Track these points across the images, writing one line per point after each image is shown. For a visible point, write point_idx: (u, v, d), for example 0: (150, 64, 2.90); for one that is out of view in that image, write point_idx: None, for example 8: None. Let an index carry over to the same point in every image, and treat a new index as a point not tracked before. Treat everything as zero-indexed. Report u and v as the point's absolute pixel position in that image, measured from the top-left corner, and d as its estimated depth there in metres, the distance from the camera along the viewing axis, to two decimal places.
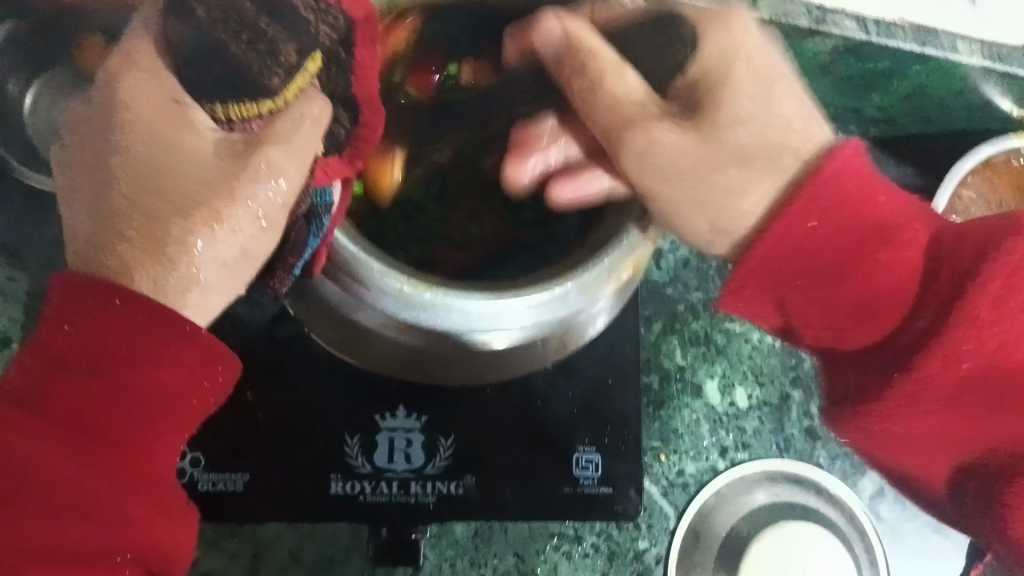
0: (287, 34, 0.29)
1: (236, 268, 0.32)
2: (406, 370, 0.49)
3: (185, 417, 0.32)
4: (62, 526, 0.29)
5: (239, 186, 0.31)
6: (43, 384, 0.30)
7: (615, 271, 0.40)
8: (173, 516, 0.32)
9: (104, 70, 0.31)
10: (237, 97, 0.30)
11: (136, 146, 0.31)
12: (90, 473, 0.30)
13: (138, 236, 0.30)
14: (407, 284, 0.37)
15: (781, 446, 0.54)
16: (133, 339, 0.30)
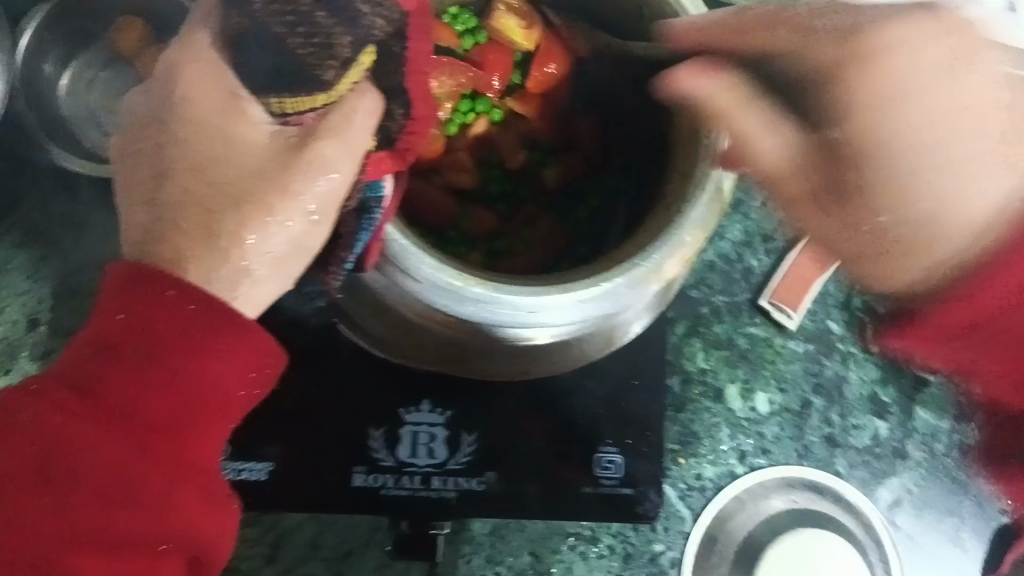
0: (343, 28, 0.29)
1: (284, 260, 0.32)
2: (454, 361, 0.49)
3: (232, 410, 0.33)
4: (110, 513, 0.30)
5: (293, 182, 0.31)
6: (96, 369, 0.30)
7: (667, 268, 0.39)
8: (209, 506, 0.32)
9: (164, 60, 0.32)
10: (292, 91, 0.31)
11: (194, 137, 0.31)
12: (138, 461, 0.30)
13: (191, 228, 0.31)
14: (458, 278, 0.36)
15: (801, 452, 0.54)
16: (180, 329, 0.30)
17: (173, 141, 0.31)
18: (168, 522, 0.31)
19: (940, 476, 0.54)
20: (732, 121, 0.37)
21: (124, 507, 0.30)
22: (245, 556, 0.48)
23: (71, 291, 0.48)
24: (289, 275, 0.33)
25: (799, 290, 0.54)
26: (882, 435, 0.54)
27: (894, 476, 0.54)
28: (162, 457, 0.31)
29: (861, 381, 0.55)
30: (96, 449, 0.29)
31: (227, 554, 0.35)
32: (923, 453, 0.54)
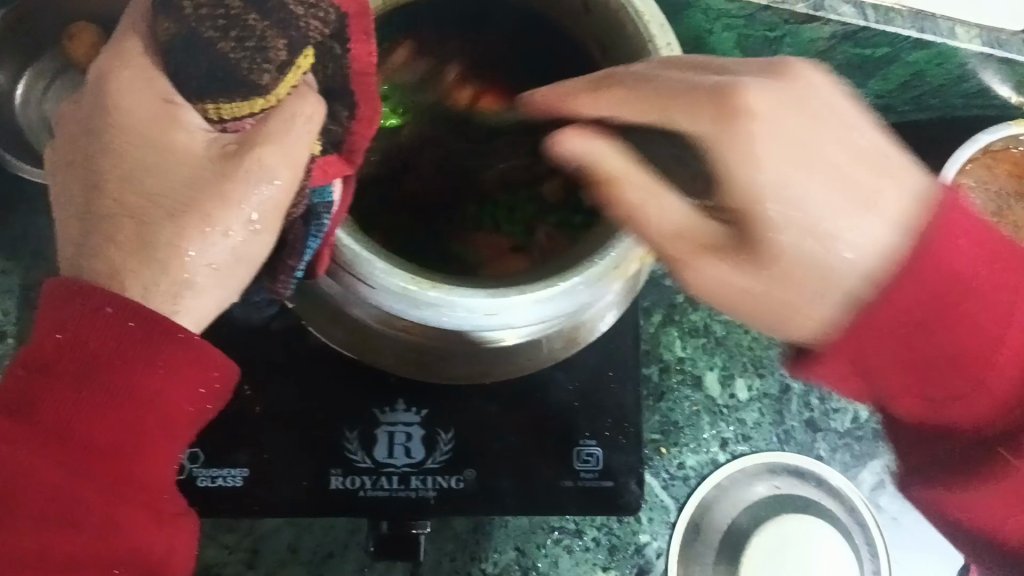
0: (276, 29, 0.29)
1: (227, 273, 0.31)
2: (407, 365, 0.48)
3: (178, 425, 0.32)
4: (54, 540, 0.29)
5: (231, 189, 0.30)
6: (30, 392, 0.29)
7: (627, 262, 0.38)
8: (167, 523, 0.32)
9: (94, 70, 0.31)
10: (226, 95, 0.29)
11: (127, 148, 0.30)
12: (80, 483, 0.29)
13: (128, 242, 0.30)
14: (412, 282, 0.36)
15: (781, 437, 0.54)
16: (120, 345, 0.30)
17: (105, 154, 0.30)
18: (118, 545, 0.30)
19: None
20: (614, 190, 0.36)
21: (72, 526, 0.29)
22: (225, 563, 0.48)
23: (33, 300, 0.49)
24: (234, 288, 0.32)
25: None
26: (862, 417, 0.54)
27: (875, 458, 0.54)
28: (107, 477, 0.30)
29: None
30: (35, 474, 0.29)
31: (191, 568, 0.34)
32: None
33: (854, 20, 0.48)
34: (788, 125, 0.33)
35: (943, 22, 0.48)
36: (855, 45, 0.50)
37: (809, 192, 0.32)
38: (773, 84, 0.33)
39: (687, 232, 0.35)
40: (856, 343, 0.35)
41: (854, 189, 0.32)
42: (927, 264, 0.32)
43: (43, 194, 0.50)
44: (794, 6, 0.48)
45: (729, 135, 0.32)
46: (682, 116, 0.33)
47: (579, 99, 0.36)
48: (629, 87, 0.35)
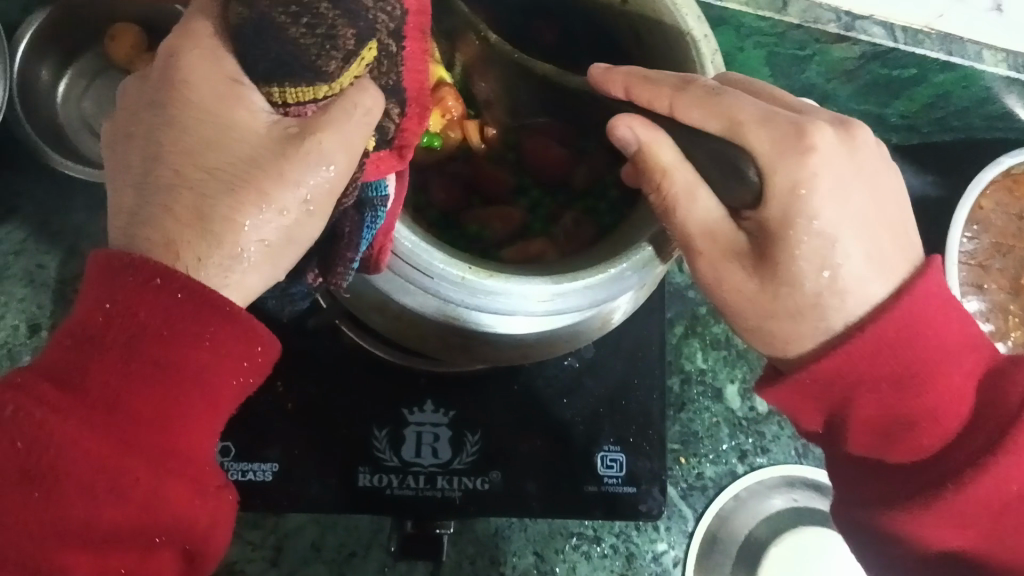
0: (345, 19, 0.30)
1: (275, 251, 0.32)
2: (457, 355, 0.45)
3: (220, 398, 0.32)
4: (100, 506, 0.30)
5: (290, 168, 0.31)
6: (79, 360, 0.30)
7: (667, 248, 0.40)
8: (212, 496, 0.33)
9: (162, 49, 0.32)
10: (293, 79, 0.31)
11: (191, 122, 0.31)
12: (125, 453, 0.30)
13: (185, 214, 0.30)
14: (468, 272, 0.37)
15: (800, 451, 0.55)
16: (168, 320, 0.30)
17: (169, 125, 0.31)
18: (159, 512, 0.31)
19: None
20: (667, 182, 0.36)
21: (113, 497, 0.30)
22: (249, 560, 0.48)
23: (68, 293, 0.50)
24: (280, 266, 0.32)
25: None
26: None
27: None
28: (152, 447, 0.30)
29: None
30: (81, 444, 0.29)
31: (226, 540, 0.35)
32: None
33: (884, 42, 0.49)
34: (844, 173, 0.34)
35: (970, 46, 0.50)
36: (883, 65, 0.52)
37: (868, 241, 0.35)
38: (839, 139, 0.35)
39: (718, 234, 0.36)
40: (851, 369, 0.35)
41: (884, 240, 0.35)
42: (899, 319, 0.35)
43: (83, 191, 0.52)
44: (827, 27, 0.48)
45: (791, 161, 0.34)
46: (756, 135, 0.34)
47: (666, 97, 0.35)
48: (713, 99, 0.34)
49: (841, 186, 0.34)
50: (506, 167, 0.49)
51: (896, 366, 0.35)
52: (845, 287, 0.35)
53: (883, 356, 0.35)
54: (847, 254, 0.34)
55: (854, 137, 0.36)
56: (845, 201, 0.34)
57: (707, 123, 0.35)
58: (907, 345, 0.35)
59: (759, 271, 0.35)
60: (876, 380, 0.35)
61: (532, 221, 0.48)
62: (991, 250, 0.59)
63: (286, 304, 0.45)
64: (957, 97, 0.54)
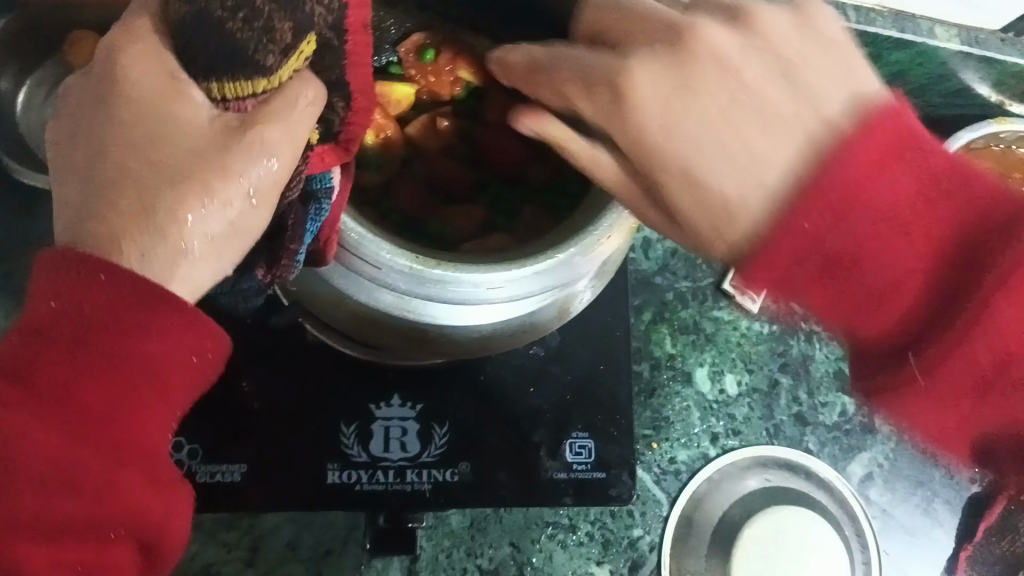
0: (282, 12, 0.30)
1: (220, 243, 0.32)
2: (415, 349, 0.45)
3: (172, 389, 0.32)
4: (53, 497, 0.29)
5: (233, 160, 0.31)
6: (25, 357, 0.29)
7: (616, 236, 0.40)
8: (164, 490, 0.32)
9: (101, 49, 0.32)
10: (231, 75, 0.31)
11: (134, 119, 0.31)
12: (79, 444, 0.29)
13: (129, 206, 0.30)
14: (417, 262, 0.38)
15: (771, 431, 0.56)
16: (116, 310, 0.30)
17: (111, 123, 0.31)
18: (117, 505, 0.30)
19: (908, 449, 0.57)
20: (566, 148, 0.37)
21: (68, 490, 0.29)
22: (226, 562, 0.48)
23: None
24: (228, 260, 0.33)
25: None
26: (851, 411, 0.57)
27: (864, 451, 0.56)
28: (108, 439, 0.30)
29: (826, 359, 0.58)
30: (29, 439, 0.29)
31: (182, 539, 0.34)
32: (892, 428, 0.57)
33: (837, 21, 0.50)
34: (663, 92, 0.34)
35: (922, 22, 0.51)
36: None
37: (767, 156, 0.33)
38: (652, 64, 0.34)
39: (610, 178, 0.37)
40: (792, 253, 0.33)
41: (761, 151, 0.33)
42: (835, 180, 0.32)
43: None
44: None
45: (608, 102, 0.34)
46: (581, 102, 0.35)
47: (523, 79, 0.38)
48: (539, 70, 0.37)
49: (688, 113, 0.34)
50: (462, 162, 0.49)
51: (834, 236, 0.32)
52: (727, 194, 0.34)
53: (838, 226, 0.32)
54: (724, 175, 0.34)
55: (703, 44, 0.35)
56: (716, 125, 0.34)
57: (546, 96, 0.37)
58: (832, 204, 0.32)
59: (658, 208, 0.36)
60: (813, 252, 0.33)
61: (495, 215, 0.48)
62: None
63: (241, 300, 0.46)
64: (913, 74, 0.55)
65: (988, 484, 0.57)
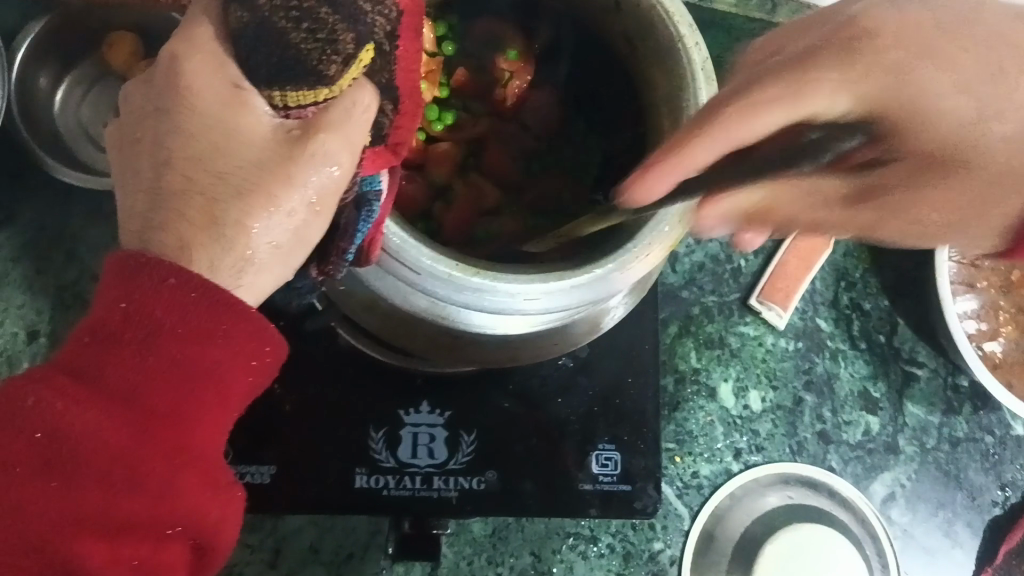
0: (345, 23, 0.29)
1: (284, 251, 0.32)
2: (449, 358, 0.46)
3: (231, 393, 0.32)
4: (118, 497, 0.30)
5: (296, 171, 0.31)
6: (95, 355, 0.30)
7: (653, 255, 0.40)
8: (218, 492, 0.32)
9: (163, 54, 0.31)
10: (295, 83, 0.30)
11: (198, 130, 0.31)
12: (142, 445, 0.30)
13: (197, 219, 0.30)
14: (456, 269, 0.38)
15: (794, 448, 0.56)
16: (182, 315, 0.30)
17: (176, 132, 0.31)
18: (174, 504, 0.31)
19: (931, 469, 0.57)
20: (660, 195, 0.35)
21: (132, 489, 0.30)
22: (248, 563, 0.48)
23: (67, 299, 0.51)
24: (291, 265, 0.33)
25: (788, 289, 0.57)
26: (874, 430, 0.57)
27: (887, 470, 0.57)
28: (169, 442, 0.30)
29: (851, 377, 0.58)
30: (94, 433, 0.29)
31: (234, 535, 0.35)
32: (914, 447, 0.57)
33: None
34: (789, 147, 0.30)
35: None
36: None
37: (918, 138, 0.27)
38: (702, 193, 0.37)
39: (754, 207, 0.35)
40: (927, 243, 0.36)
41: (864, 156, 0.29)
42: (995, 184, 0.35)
43: (79, 196, 0.52)
44: None
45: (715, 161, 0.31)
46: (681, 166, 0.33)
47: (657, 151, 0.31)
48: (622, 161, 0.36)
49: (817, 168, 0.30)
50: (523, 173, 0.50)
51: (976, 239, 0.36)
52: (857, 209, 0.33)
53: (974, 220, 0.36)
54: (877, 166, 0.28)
55: (880, 20, 0.27)
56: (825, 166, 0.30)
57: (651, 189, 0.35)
58: None
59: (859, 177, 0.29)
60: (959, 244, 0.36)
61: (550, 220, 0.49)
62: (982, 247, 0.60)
63: (294, 296, 0.47)
64: None
65: (1009, 504, 0.57)
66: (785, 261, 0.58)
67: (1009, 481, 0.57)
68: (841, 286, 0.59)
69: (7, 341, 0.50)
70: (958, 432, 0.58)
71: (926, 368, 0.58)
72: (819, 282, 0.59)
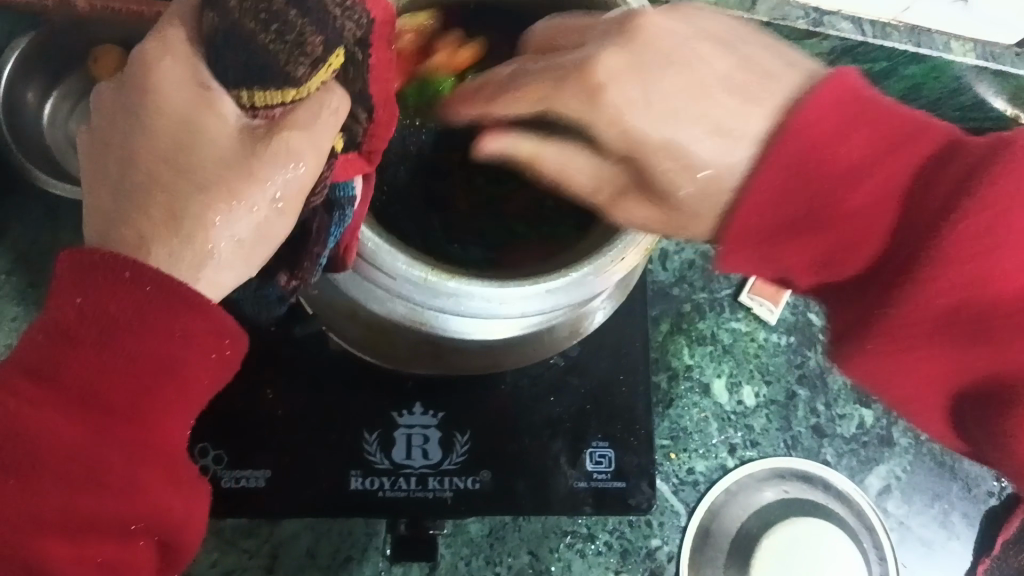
0: (313, 27, 0.30)
1: (249, 248, 0.32)
2: (426, 359, 0.48)
3: (192, 386, 0.33)
4: (81, 496, 0.31)
5: (260, 168, 0.31)
6: (53, 355, 0.31)
7: (627, 259, 0.40)
8: (183, 485, 0.34)
9: (134, 57, 0.32)
10: (262, 85, 0.31)
11: (165, 128, 0.31)
12: (103, 444, 0.31)
13: (160, 215, 0.31)
14: (431, 273, 0.38)
15: (789, 443, 0.56)
16: (137, 315, 0.31)
17: (145, 132, 0.31)
18: (138, 501, 0.32)
19: (926, 460, 0.57)
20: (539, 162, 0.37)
21: (95, 488, 0.31)
22: (247, 569, 0.48)
23: None
24: (254, 264, 0.33)
25: (778, 283, 0.58)
26: (868, 423, 0.57)
27: (881, 463, 0.57)
28: (130, 439, 0.32)
29: (843, 371, 0.58)
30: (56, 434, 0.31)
31: (203, 524, 0.36)
32: (908, 439, 0.57)
33: (853, 36, 0.53)
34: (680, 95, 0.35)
35: (937, 38, 0.54)
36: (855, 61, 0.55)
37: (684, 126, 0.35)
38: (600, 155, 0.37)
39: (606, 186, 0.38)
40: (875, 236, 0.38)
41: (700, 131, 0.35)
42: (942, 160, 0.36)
43: (68, 209, 0.53)
44: (795, 23, 0.53)
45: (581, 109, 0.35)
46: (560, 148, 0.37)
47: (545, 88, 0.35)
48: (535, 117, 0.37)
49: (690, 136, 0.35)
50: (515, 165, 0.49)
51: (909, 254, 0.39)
52: (714, 170, 0.35)
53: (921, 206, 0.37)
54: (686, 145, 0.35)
55: (612, 68, 0.34)
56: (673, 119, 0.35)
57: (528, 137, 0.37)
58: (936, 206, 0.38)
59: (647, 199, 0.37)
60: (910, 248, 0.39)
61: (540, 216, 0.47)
62: None
63: (263, 309, 0.46)
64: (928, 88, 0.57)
65: (1004, 495, 0.57)
66: None
67: (1005, 471, 0.58)
68: None
69: None
70: None
71: None
72: None
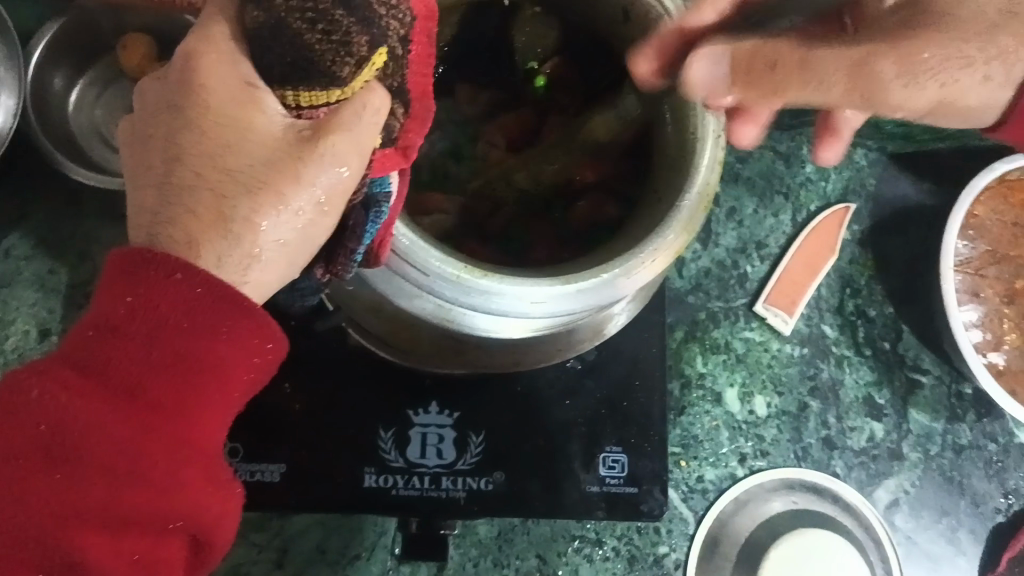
0: (359, 26, 0.30)
1: (292, 249, 0.32)
2: (446, 360, 0.49)
3: (235, 387, 0.32)
4: (119, 489, 0.30)
5: (305, 170, 0.31)
6: (98, 349, 0.30)
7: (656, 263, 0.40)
8: (218, 486, 0.33)
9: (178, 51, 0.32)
10: (307, 83, 0.31)
11: (211, 125, 0.31)
12: (145, 439, 0.30)
13: (204, 217, 0.30)
14: (463, 271, 0.38)
15: (799, 454, 0.56)
16: (185, 312, 0.30)
17: (189, 128, 0.31)
18: (172, 496, 0.31)
19: (935, 475, 0.57)
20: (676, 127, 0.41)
21: (133, 481, 0.30)
22: (255, 562, 0.49)
23: (78, 298, 0.51)
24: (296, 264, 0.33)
25: (793, 295, 0.58)
26: (879, 436, 0.57)
27: (891, 477, 0.57)
28: (170, 436, 0.31)
29: (856, 384, 0.58)
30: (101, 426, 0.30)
31: (235, 525, 0.35)
32: (918, 454, 0.57)
33: None
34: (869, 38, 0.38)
35: None
36: None
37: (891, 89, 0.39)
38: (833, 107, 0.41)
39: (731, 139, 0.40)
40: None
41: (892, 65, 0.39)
42: None
43: (90, 196, 0.53)
44: None
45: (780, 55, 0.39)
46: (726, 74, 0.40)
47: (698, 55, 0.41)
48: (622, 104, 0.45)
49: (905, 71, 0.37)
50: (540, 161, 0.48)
51: None
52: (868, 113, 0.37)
53: None
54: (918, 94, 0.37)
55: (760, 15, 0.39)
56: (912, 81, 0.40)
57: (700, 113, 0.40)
58: None
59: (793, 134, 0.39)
60: None
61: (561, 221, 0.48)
62: (985, 256, 0.58)
63: (297, 299, 0.46)
64: None
65: (1011, 513, 0.57)
66: (793, 266, 0.59)
67: (1012, 489, 0.57)
68: (846, 292, 0.59)
69: (19, 338, 0.51)
70: (961, 440, 0.58)
71: (930, 375, 0.59)
72: (825, 288, 0.59)
